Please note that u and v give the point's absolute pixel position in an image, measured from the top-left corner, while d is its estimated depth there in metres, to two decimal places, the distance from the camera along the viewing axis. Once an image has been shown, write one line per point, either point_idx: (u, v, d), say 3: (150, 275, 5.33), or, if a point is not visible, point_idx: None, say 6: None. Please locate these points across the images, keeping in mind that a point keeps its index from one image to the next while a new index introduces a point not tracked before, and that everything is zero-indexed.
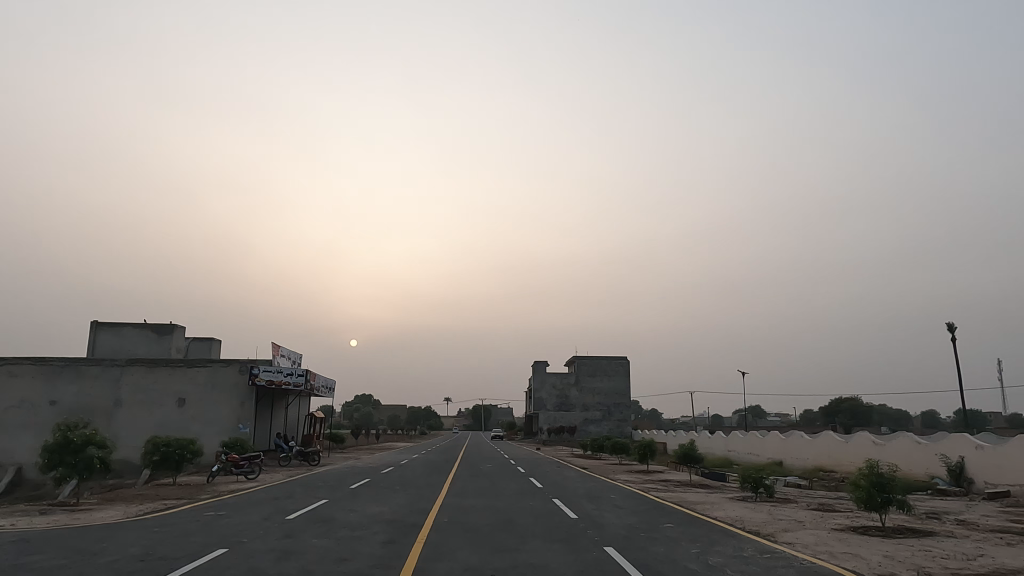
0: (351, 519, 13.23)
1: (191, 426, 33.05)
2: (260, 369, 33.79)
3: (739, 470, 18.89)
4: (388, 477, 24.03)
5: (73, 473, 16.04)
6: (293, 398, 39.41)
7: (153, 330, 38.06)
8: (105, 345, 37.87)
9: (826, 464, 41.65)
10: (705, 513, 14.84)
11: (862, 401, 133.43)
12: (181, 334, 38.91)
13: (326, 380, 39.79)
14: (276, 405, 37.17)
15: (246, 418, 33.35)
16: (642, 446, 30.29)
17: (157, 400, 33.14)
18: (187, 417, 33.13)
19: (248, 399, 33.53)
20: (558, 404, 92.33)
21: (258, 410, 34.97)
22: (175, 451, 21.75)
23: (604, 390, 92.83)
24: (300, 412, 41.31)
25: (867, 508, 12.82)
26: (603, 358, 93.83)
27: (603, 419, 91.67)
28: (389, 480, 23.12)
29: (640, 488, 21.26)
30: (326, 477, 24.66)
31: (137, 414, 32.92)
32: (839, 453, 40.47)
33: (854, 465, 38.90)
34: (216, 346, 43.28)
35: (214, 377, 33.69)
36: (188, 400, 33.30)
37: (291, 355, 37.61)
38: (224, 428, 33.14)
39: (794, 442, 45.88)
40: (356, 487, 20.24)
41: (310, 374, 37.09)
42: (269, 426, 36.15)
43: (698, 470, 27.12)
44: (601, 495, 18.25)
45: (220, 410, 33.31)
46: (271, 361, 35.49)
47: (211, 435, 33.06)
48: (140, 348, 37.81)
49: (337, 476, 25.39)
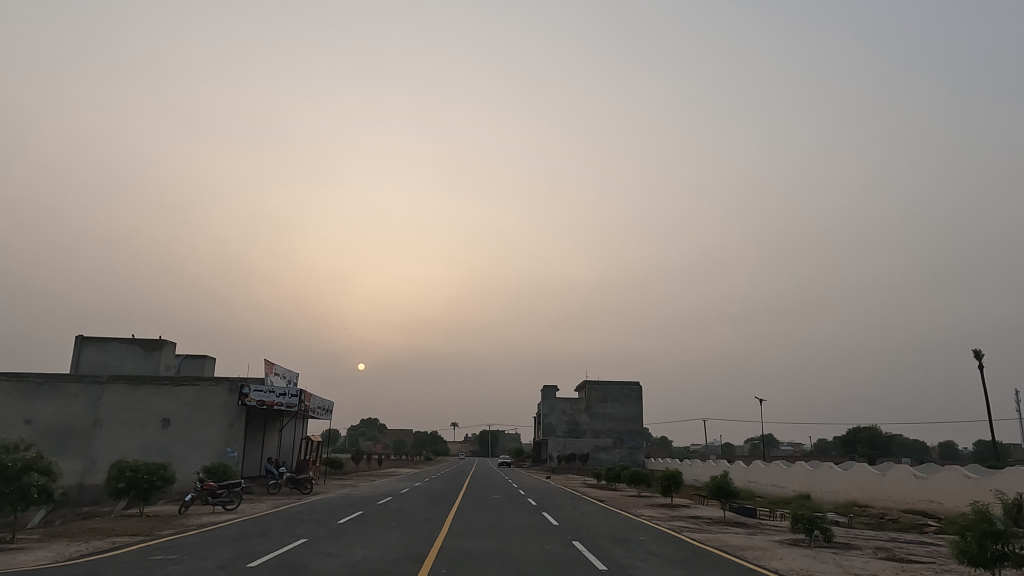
0: (327, 569, 10.72)
1: (175, 449, 30.59)
2: (251, 389, 31.37)
3: (790, 510, 16.26)
4: (382, 510, 21.42)
5: (6, 505, 13.70)
6: (287, 420, 36.88)
7: (142, 345, 35.80)
8: (89, 361, 35.64)
9: (860, 499, 38.49)
10: (761, 564, 12.28)
11: (880, 432, 129.12)
12: (171, 349, 36.65)
13: (322, 401, 37.36)
14: (269, 427, 34.72)
15: (235, 441, 30.89)
16: (665, 477, 27.49)
17: (139, 420, 30.74)
18: (171, 439, 30.69)
19: (237, 420, 31.10)
20: (567, 430, 89.24)
21: (248, 432, 32.50)
22: (143, 478, 19.26)
23: (616, 416, 89.68)
24: (294, 435, 38.78)
25: (975, 564, 10.29)
26: (615, 383, 90.90)
27: (615, 446, 88.32)
28: (382, 513, 20.57)
29: (671, 527, 18.57)
30: (315, 508, 22.10)
31: (117, 435, 30.51)
32: (875, 487, 37.34)
33: (892, 500, 35.78)
34: (209, 363, 41.03)
35: (202, 396, 31.32)
36: (174, 421, 30.92)
37: (285, 373, 35.24)
38: (210, 452, 30.68)
39: (823, 474, 42.69)
40: (345, 523, 17.71)
41: (305, 395, 34.59)
42: (260, 450, 33.63)
43: (730, 506, 24.32)
44: (628, 537, 15.64)
45: (206, 432, 30.87)
46: (264, 380, 33.09)
47: (196, 459, 30.57)
48: (127, 365, 35.53)
49: (327, 507, 22.87)
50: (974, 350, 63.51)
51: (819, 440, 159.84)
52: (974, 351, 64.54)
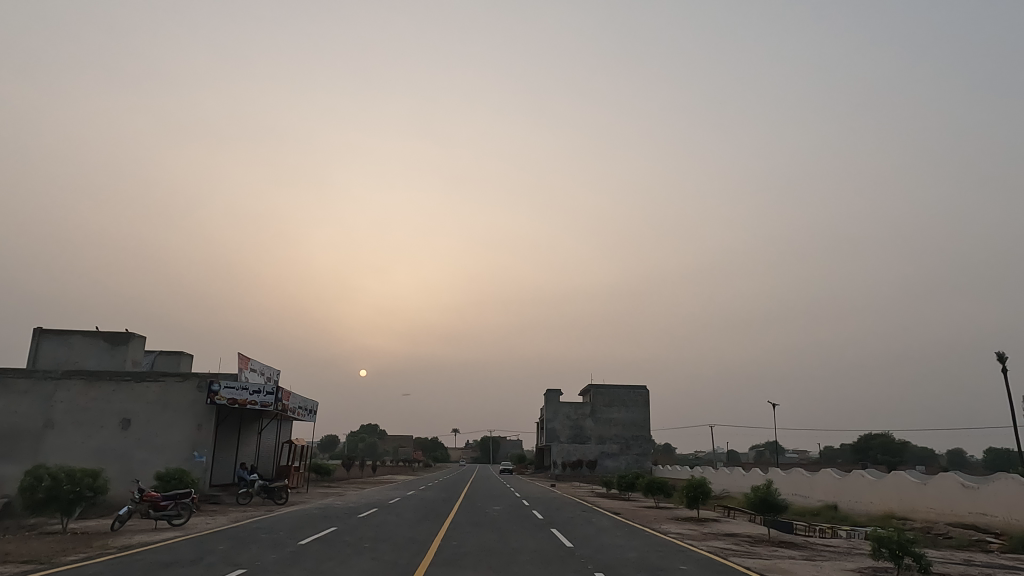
0: None
1: (136, 453, 27.18)
2: (220, 386, 27.89)
3: (871, 535, 12.91)
4: (359, 527, 17.93)
5: None
6: (267, 422, 33.44)
7: (106, 339, 32.46)
8: (48, 355, 32.25)
9: (898, 510, 34.86)
10: None
11: (893, 438, 125.44)
12: (140, 344, 33.32)
13: (304, 400, 33.87)
14: (244, 429, 31.26)
15: (203, 445, 27.47)
16: (691, 486, 23.91)
17: (97, 421, 27.36)
18: (131, 442, 27.28)
19: (206, 421, 27.68)
20: (572, 436, 85.64)
21: (219, 434, 29.06)
22: (67, 489, 15.82)
23: (623, 422, 86.14)
24: (274, 439, 35.27)
25: None
26: (621, 388, 87.39)
27: (621, 453, 84.66)
28: (359, 530, 17.09)
29: (714, 552, 15.10)
30: (280, 523, 18.65)
31: (71, 437, 27.12)
32: (916, 497, 33.72)
33: (937, 512, 32.20)
34: (185, 360, 37.71)
35: (167, 395, 27.89)
36: (135, 422, 27.51)
37: (263, 368, 31.77)
38: (176, 456, 27.29)
39: (853, 482, 39.09)
40: (309, 544, 14.25)
41: (284, 393, 31.10)
42: (233, 456, 30.18)
43: (771, 522, 20.81)
44: (667, 566, 12.16)
45: (171, 435, 27.47)
46: (238, 375, 29.63)
47: (159, 464, 27.19)
48: (89, 361, 32.18)
49: (296, 521, 19.40)
50: (1000, 352, 60.24)
51: (828, 447, 156.04)
52: (1000, 353, 61.32)
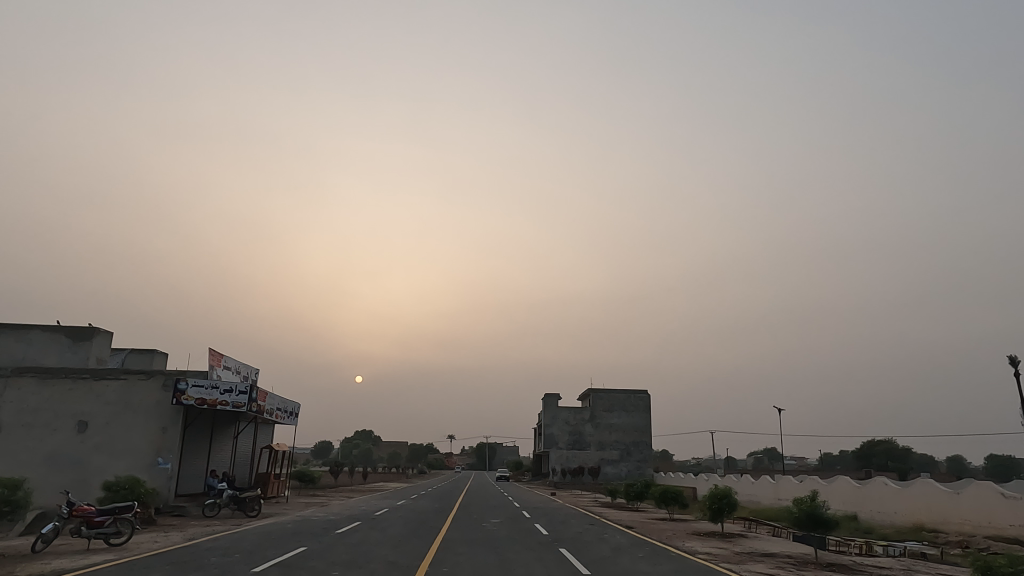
0: None
1: (93, 460, 24.42)
2: (188, 385, 25.10)
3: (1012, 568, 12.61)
4: (332, 546, 15.17)
5: None
6: (243, 425, 30.62)
7: (68, 335, 29.69)
8: (3, 352, 29.44)
9: (927, 522, 32.24)
10: None
11: (897, 445, 122.87)
12: (106, 340, 30.57)
13: (283, 402, 31.08)
14: (216, 433, 28.47)
15: (168, 450, 24.70)
16: (714, 497, 21.21)
17: (50, 424, 24.59)
18: (88, 447, 24.51)
19: (172, 424, 24.93)
20: (570, 442, 82.82)
21: (188, 438, 26.31)
22: None
23: (623, 428, 83.45)
24: (252, 444, 32.42)
25: None
26: (621, 392, 84.81)
27: (621, 460, 81.93)
28: (331, 552, 14.33)
29: None
30: (240, 541, 15.91)
31: (20, 441, 24.33)
32: (948, 507, 31.15)
33: (973, 524, 29.62)
34: (159, 358, 34.95)
35: (129, 394, 25.13)
36: (92, 424, 24.75)
37: (237, 366, 28.95)
38: (137, 463, 24.52)
39: (875, 490, 36.49)
40: (263, 571, 11.51)
41: (259, 392, 28.26)
42: (203, 463, 27.41)
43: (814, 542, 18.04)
44: None
45: (132, 439, 24.70)
46: (208, 373, 26.83)
47: (119, 471, 24.41)
48: (48, 359, 29.39)
49: (260, 538, 16.65)
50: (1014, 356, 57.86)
51: (829, 454, 153.58)
52: (1012, 358, 58.94)
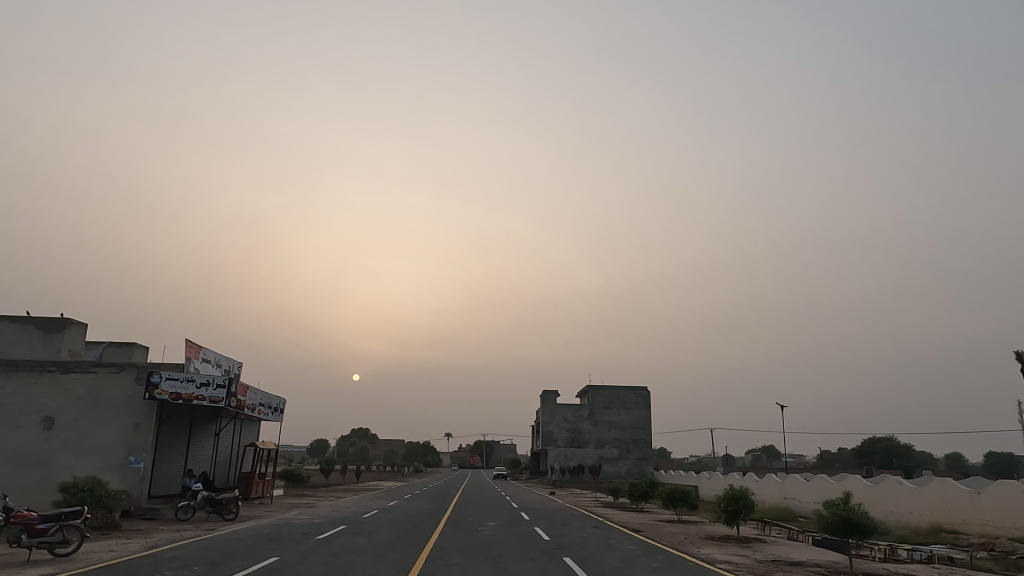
0: None
1: (59, 459, 22.71)
2: (161, 378, 23.37)
3: None
4: (309, 556, 13.44)
5: None
6: (223, 422, 28.95)
7: (39, 326, 27.96)
8: None
9: (945, 523, 30.71)
10: None
11: (899, 442, 121.48)
12: (80, 332, 28.85)
13: (266, 397, 29.37)
14: (194, 431, 26.78)
15: (140, 449, 23.00)
16: (729, 499, 19.56)
17: (13, 421, 22.88)
18: (54, 445, 22.81)
19: (144, 420, 23.23)
20: (569, 440, 81.23)
21: (163, 436, 24.63)
22: None
23: (622, 425, 81.86)
24: (234, 443, 30.76)
25: None
26: (621, 389, 83.22)
27: (620, 458, 80.38)
28: (305, 563, 12.62)
29: None
30: (206, 550, 14.22)
31: None
32: (968, 507, 29.61)
33: (995, 525, 28.10)
34: (139, 351, 33.25)
35: (99, 388, 23.42)
36: (59, 421, 23.04)
37: (217, 359, 27.21)
38: (107, 462, 22.84)
39: (888, 489, 34.97)
40: None
41: (239, 386, 26.51)
42: (180, 462, 25.74)
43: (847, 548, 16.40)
44: None
45: (102, 437, 23.01)
46: (185, 366, 25.09)
47: (87, 471, 22.72)
48: (18, 351, 27.65)
49: (229, 546, 14.95)
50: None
51: (829, 452, 152.39)
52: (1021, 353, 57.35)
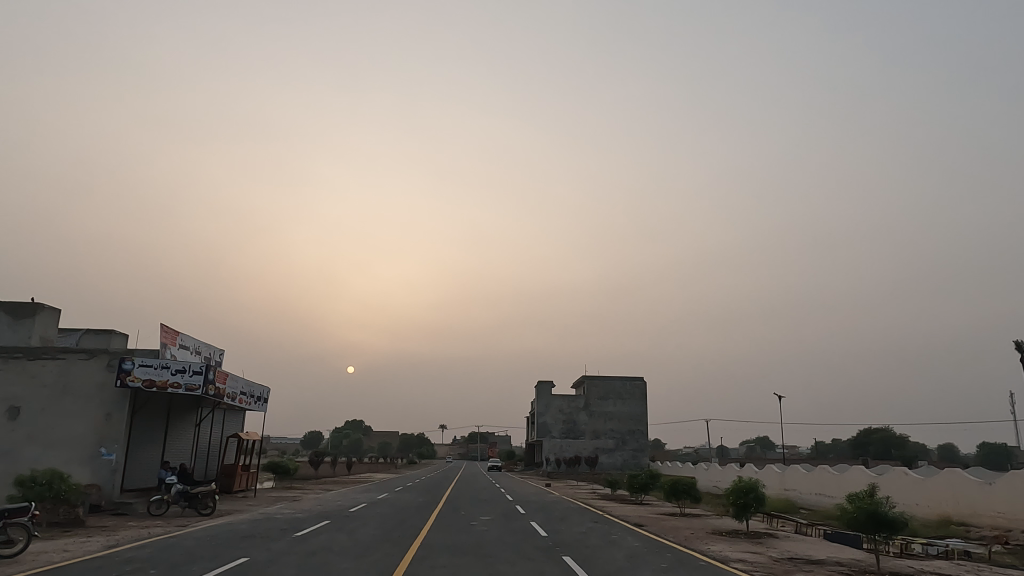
0: None
1: (25, 451, 21.37)
2: (134, 364, 21.99)
3: None
4: (281, 557, 12.14)
5: None
6: (203, 413, 27.59)
7: (8, 311, 26.53)
8: None
9: (954, 514, 29.74)
10: None
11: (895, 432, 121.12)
12: (52, 318, 27.43)
13: (248, 385, 27.99)
14: (172, 422, 25.43)
15: (112, 440, 21.67)
16: (738, 491, 18.35)
17: None
18: (20, 436, 21.45)
19: (116, 410, 21.90)
20: (564, 431, 80.22)
21: (138, 427, 23.29)
22: None
23: (617, 416, 80.91)
24: (215, 434, 29.41)
25: None
26: (616, 379, 82.27)
27: (616, 449, 79.42)
28: (276, 565, 11.32)
29: None
30: (170, 549, 12.91)
31: None
32: (978, 499, 28.59)
33: (1007, 516, 27.14)
34: (117, 338, 31.84)
35: (67, 377, 22.04)
36: (25, 411, 21.68)
37: (195, 345, 25.81)
38: (76, 455, 21.51)
39: (894, 480, 34.02)
40: None
41: (218, 373, 25.14)
42: (155, 454, 24.42)
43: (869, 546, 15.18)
44: None
45: (70, 428, 21.67)
46: (160, 352, 23.71)
47: (55, 464, 21.39)
48: None
49: (196, 545, 13.65)
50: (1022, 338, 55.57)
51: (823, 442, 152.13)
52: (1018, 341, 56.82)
